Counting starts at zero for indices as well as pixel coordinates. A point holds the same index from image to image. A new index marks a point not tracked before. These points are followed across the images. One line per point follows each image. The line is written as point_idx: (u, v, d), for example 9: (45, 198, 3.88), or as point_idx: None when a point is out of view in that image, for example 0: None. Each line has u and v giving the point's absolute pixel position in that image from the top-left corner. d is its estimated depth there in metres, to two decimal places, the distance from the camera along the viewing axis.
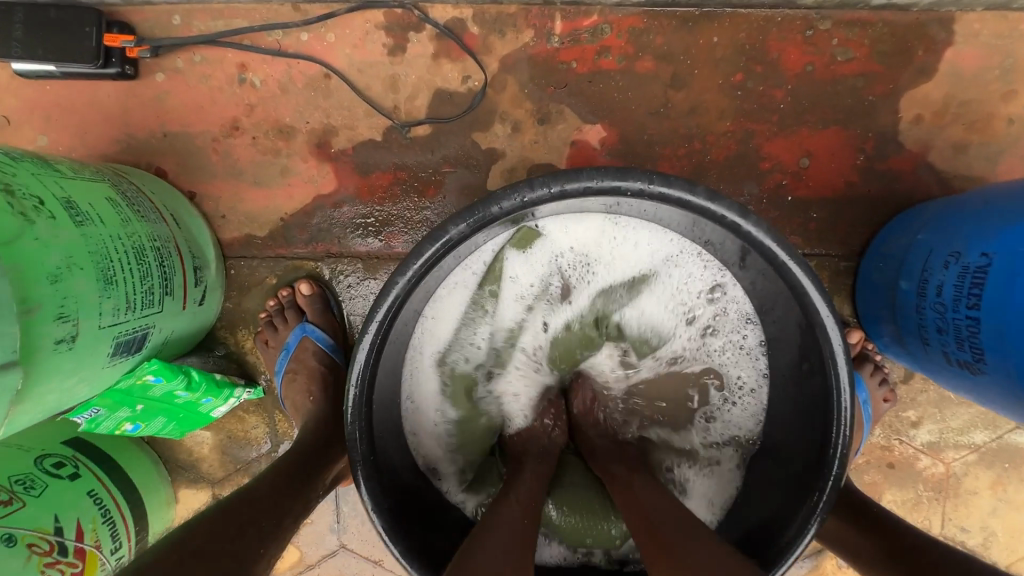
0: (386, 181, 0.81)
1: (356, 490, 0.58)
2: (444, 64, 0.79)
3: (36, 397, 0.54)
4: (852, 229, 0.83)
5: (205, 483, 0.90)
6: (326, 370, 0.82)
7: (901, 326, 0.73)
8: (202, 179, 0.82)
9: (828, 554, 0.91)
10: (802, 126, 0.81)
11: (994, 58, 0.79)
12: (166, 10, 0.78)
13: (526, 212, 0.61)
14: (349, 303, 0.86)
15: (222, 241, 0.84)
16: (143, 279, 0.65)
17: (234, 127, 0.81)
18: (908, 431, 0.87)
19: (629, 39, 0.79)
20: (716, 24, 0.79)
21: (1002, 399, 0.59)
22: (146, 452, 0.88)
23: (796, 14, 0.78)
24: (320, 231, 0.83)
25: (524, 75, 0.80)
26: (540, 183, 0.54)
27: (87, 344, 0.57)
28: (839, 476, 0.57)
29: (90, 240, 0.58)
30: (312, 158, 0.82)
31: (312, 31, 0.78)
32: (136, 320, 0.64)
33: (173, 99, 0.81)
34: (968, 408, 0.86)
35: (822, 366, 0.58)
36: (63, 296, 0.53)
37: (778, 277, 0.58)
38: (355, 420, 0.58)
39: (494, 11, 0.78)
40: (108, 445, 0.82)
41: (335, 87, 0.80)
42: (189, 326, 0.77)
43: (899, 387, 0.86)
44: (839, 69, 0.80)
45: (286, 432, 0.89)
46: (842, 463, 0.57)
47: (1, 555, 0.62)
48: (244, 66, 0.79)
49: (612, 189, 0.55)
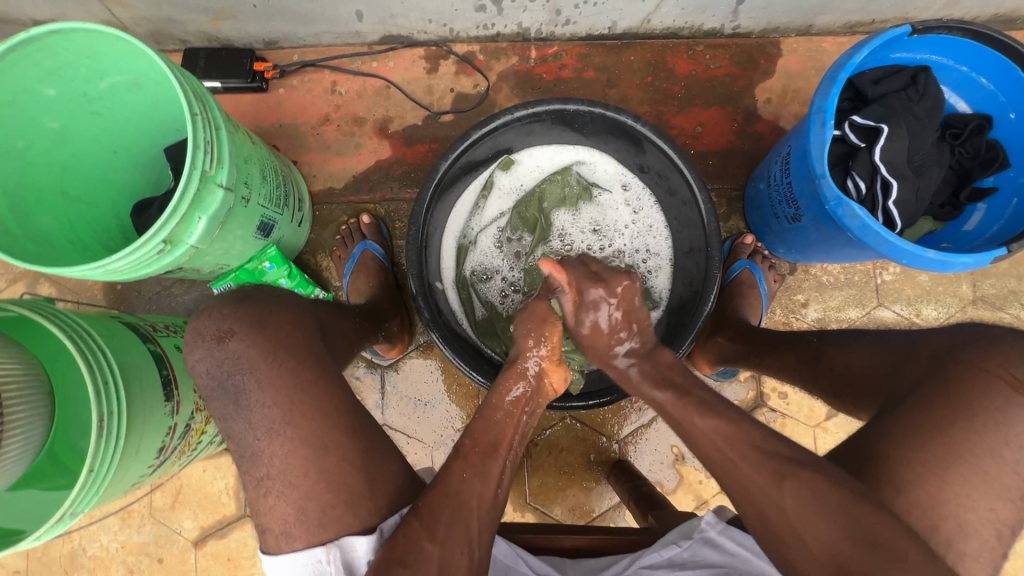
0: (424, 149, 1.25)
1: (414, 293, 0.92)
2: (462, 77, 1.25)
3: (227, 230, 0.91)
4: (737, 170, 1.24)
5: (357, 368, 1.21)
6: (382, 271, 1.17)
7: (767, 216, 1.10)
8: (304, 152, 1.25)
9: (758, 411, 1.18)
10: (694, 107, 1.24)
11: (811, 63, 1.24)
12: (290, 52, 1.26)
13: (513, 134, 1.03)
14: (397, 231, 1.25)
15: (313, 192, 1.25)
16: (279, 188, 1.04)
17: (326, 119, 1.25)
18: (800, 310, 1.20)
19: (579, 59, 1.25)
20: (631, 49, 1.25)
21: (819, 229, 0.94)
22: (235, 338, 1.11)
23: (681, 41, 1.24)
24: (378, 183, 1.25)
25: (513, 83, 1.25)
26: (522, 106, 0.95)
27: (251, 209, 0.95)
28: (716, 276, 0.91)
29: (259, 152, 0.98)
30: (375, 136, 1.25)
31: (379, 61, 1.25)
32: (271, 211, 1.02)
33: (288, 103, 1.26)
34: (840, 291, 1.20)
35: (695, 219, 0.98)
36: (248, 171, 0.92)
37: (664, 160, 0.97)
38: (414, 252, 0.94)
39: (493, 46, 1.25)
40: None
41: (392, 93, 1.25)
42: (292, 238, 1.16)
43: (788, 277, 1.21)
44: (713, 73, 1.24)
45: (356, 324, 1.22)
46: (719, 264, 0.91)
47: (175, 354, 0.94)
48: (336, 82, 1.25)
49: (561, 109, 0.96)
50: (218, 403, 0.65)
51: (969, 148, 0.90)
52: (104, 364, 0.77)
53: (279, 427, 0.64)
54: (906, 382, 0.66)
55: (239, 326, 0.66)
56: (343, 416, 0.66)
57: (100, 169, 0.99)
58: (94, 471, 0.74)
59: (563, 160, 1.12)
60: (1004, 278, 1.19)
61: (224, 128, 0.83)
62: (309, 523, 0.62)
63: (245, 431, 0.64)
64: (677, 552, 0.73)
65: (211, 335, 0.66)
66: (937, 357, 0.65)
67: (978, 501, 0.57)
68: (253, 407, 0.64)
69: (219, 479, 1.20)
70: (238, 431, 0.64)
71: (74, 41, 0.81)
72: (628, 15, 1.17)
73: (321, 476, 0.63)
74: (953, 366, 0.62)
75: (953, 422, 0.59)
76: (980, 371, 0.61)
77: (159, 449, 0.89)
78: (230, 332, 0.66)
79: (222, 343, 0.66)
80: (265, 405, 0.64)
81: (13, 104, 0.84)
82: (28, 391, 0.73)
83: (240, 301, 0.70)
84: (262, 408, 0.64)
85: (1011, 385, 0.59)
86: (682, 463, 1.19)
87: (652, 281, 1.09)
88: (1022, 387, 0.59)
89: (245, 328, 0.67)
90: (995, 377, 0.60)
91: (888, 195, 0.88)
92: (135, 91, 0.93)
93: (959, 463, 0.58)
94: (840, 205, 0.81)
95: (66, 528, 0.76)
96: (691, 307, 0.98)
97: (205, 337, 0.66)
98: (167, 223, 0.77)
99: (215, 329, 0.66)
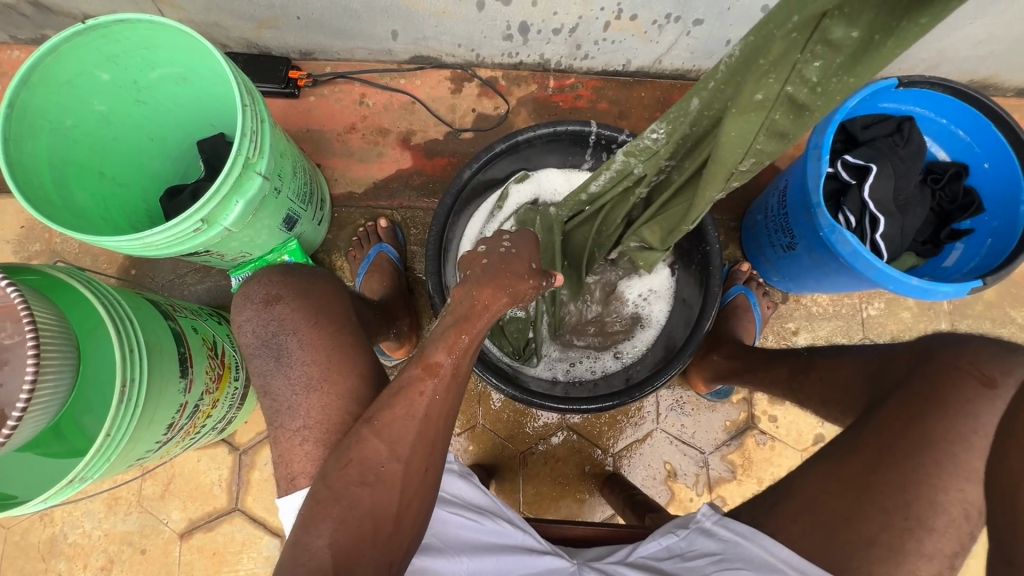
0: (444, 162, 1.32)
1: (431, 292, 0.97)
2: (484, 100, 1.33)
3: (257, 218, 0.95)
4: (735, 202, 1.32)
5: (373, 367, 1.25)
6: (395, 273, 1.22)
7: (763, 245, 1.18)
8: (327, 157, 1.31)
9: (749, 433, 1.22)
10: None
11: None
12: (324, 64, 1.33)
13: (531, 150, 1.09)
14: (411, 237, 1.31)
15: (334, 195, 1.31)
16: (307, 185, 1.09)
17: (352, 128, 1.32)
18: (791, 337, 1.27)
19: (594, 92, 1.34)
20: (642, 86, 1.35)
21: (814, 257, 1.01)
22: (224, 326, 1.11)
23: (688, 83, 1.35)
24: (397, 192, 1.31)
25: (531, 108, 1.34)
26: (545, 125, 1.02)
27: (281, 200, 0.99)
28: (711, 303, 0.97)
29: (293, 149, 1.03)
30: (398, 147, 1.32)
31: (407, 78, 1.33)
32: (298, 205, 1.07)
33: (318, 110, 1.32)
34: (828, 322, 1.27)
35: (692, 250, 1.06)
36: (283, 164, 0.97)
37: None
38: (434, 253, 0.98)
39: (514, 73, 1.34)
40: (216, 313, 1.13)
41: (417, 109, 1.32)
42: (312, 236, 1.20)
43: (781, 305, 1.28)
44: None
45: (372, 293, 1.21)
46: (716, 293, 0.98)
47: (192, 333, 0.97)
48: (364, 95, 1.33)
49: (582, 131, 1.03)
50: (258, 359, 0.77)
51: (948, 192, 1.00)
52: (130, 330, 0.79)
53: (301, 393, 0.74)
54: (887, 382, 0.71)
55: (286, 293, 0.80)
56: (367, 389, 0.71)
57: (137, 155, 1.04)
58: (110, 436, 0.75)
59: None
60: (980, 320, 1.26)
61: (268, 121, 0.89)
62: (345, 483, 0.66)
63: (273, 391, 0.75)
64: (675, 541, 0.75)
65: (262, 298, 0.79)
66: (917, 357, 0.69)
67: (951, 481, 0.60)
68: (293, 364, 0.76)
69: (212, 470, 1.19)
70: (276, 386, 0.76)
71: (138, 34, 0.87)
72: (642, 54, 1.26)
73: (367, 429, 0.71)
74: (925, 364, 0.66)
75: (927, 413, 0.63)
76: (951, 369, 0.64)
77: (168, 426, 0.90)
78: (279, 297, 0.80)
79: (271, 306, 0.79)
80: (296, 369, 0.75)
81: (68, 84, 0.88)
82: (60, 353, 0.75)
83: (287, 273, 0.83)
84: (301, 365, 0.76)
85: (982, 381, 0.61)
86: (675, 479, 1.21)
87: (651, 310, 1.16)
88: (993, 383, 0.60)
89: (289, 294, 0.80)
90: (964, 373, 0.62)
91: (877, 229, 0.96)
92: (181, 83, 0.99)
93: (948, 453, 0.61)
94: (834, 233, 0.89)
95: (69, 496, 0.76)
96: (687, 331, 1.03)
97: (254, 301, 0.80)
98: (209, 202, 0.81)
99: (264, 294, 0.80)
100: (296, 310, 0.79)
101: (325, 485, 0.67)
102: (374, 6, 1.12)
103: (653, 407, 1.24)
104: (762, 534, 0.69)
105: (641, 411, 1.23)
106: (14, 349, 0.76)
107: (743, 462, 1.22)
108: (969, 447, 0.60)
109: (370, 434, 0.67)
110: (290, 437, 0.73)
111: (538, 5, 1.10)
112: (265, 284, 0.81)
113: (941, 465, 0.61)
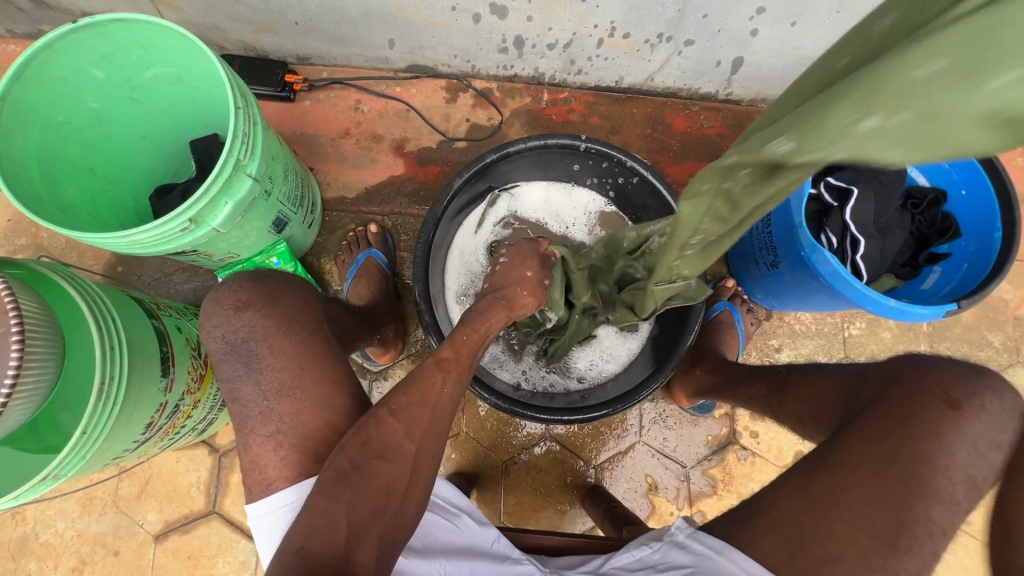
0: (436, 170, 1.33)
1: (418, 297, 0.97)
2: (478, 110, 1.35)
3: (246, 220, 0.95)
4: None
5: (359, 372, 1.25)
6: (384, 278, 1.23)
7: (748, 263, 1.19)
8: (320, 161, 1.32)
9: (730, 448, 1.23)
10: (687, 160, 1.36)
11: None
12: (320, 69, 1.34)
13: (521, 161, 1.10)
14: (401, 243, 1.31)
15: (326, 199, 1.32)
16: (298, 189, 1.10)
17: (346, 133, 1.33)
18: (773, 354, 1.28)
19: (587, 106, 1.36)
20: (634, 103, 1.37)
21: (796, 277, 1.03)
22: None
23: (679, 102, 1.37)
24: (388, 197, 1.32)
25: (525, 120, 1.35)
26: (536, 137, 1.04)
27: (272, 202, 1.00)
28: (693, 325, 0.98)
29: (285, 152, 1.03)
30: (391, 154, 1.33)
31: (402, 86, 1.34)
32: (289, 209, 1.07)
33: (312, 114, 1.33)
34: (811, 340, 1.28)
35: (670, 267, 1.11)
36: (275, 166, 0.97)
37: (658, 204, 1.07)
38: (422, 259, 0.99)
39: (509, 85, 1.36)
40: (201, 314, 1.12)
41: (412, 116, 1.34)
42: (302, 239, 1.21)
43: (764, 322, 1.30)
44: (706, 132, 1.37)
45: (359, 297, 1.21)
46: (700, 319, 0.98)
47: (176, 333, 0.96)
48: (360, 101, 1.34)
49: (571, 144, 1.04)
50: (236, 361, 0.77)
51: (927, 217, 1.02)
52: (113, 328, 0.79)
53: (282, 395, 0.74)
54: (858, 401, 0.73)
55: (256, 299, 0.79)
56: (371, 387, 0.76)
57: (127, 152, 1.05)
58: (87, 434, 0.74)
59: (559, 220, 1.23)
60: (958, 342, 1.28)
61: (261, 125, 0.90)
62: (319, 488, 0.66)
63: (253, 392, 0.75)
64: (648, 553, 0.76)
65: (231, 304, 0.78)
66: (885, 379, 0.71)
67: (917, 502, 0.62)
68: (264, 370, 0.75)
69: (191, 471, 1.18)
70: (270, 382, 0.75)
71: (135, 33, 0.88)
72: (634, 72, 1.28)
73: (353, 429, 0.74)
74: (896, 387, 0.68)
75: (897, 434, 0.64)
76: (915, 390, 0.66)
77: (146, 426, 0.89)
78: (249, 303, 0.79)
79: (240, 313, 0.78)
80: (277, 370, 0.76)
81: (62, 80, 0.88)
82: (46, 348, 0.75)
83: (257, 279, 0.83)
84: (271, 371, 0.75)
85: (946, 403, 0.64)
86: (656, 493, 1.22)
87: (620, 348, 1.17)
88: (957, 405, 0.63)
89: (259, 300, 0.79)
90: (930, 395, 0.65)
91: (857, 251, 0.98)
92: (175, 84, 0.99)
93: (914, 472, 0.62)
94: (814, 253, 0.90)
95: (41, 494, 0.75)
96: (668, 348, 1.04)
97: (224, 306, 0.79)
98: (197, 203, 0.81)
99: (233, 300, 0.79)
100: (264, 316, 0.78)
101: (345, 456, 0.67)
102: (371, 14, 1.14)
103: (637, 419, 1.24)
104: (733, 549, 0.69)
105: (624, 424, 1.24)
106: None
107: (724, 477, 1.22)
108: (934, 467, 0.62)
109: (386, 416, 0.69)
110: (271, 440, 0.73)
111: (534, 20, 1.12)
112: (234, 290, 0.80)
113: (906, 484, 0.62)
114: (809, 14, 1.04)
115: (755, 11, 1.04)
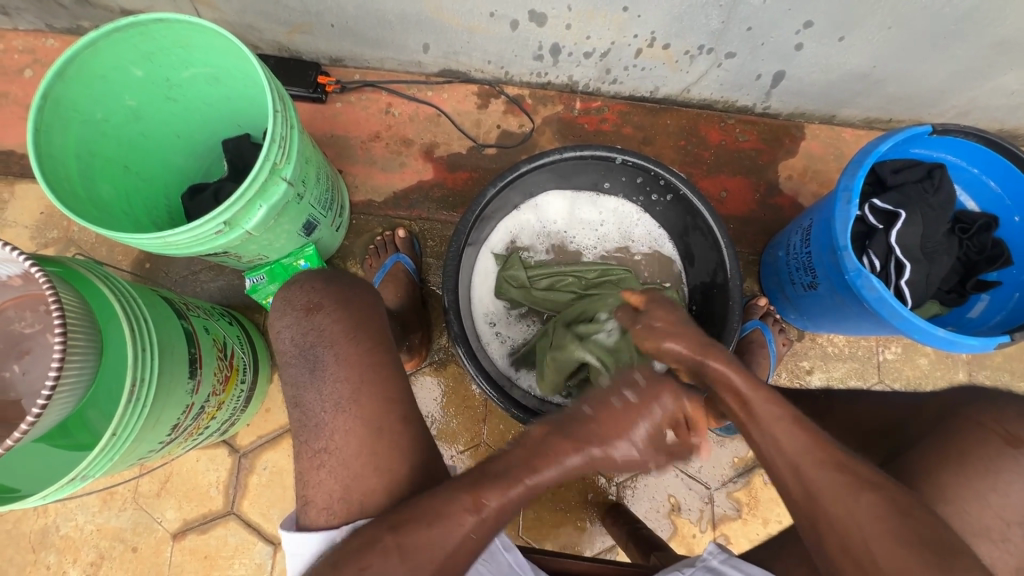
0: (465, 177, 1.32)
1: (447, 307, 0.96)
2: (509, 116, 1.33)
3: (278, 223, 0.95)
4: (755, 237, 1.31)
5: None
6: (411, 284, 1.21)
7: (783, 281, 1.16)
8: (350, 163, 1.32)
9: (757, 471, 1.20)
10: (721, 173, 1.33)
11: (831, 149, 1.34)
12: (353, 71, 1.34)
13: (553, 171, 1.08)
14: (427, 249, 1.30)
15: (354, 202, 1.31)
16: (328, 193, 1.09)
17: (376, 136, 1.32)
18: (805, 376, 1.25)
19: (620, 116, 1.34)
20: (668, 114, 1.35)
21: (834, 298, 0.99)
22: (233, 325, 1.10)
23: (714, 114, 1.34)
24: (417, 202, 1.31)
25: (557, 129, 1.34)
26: (572, 148, 1.01)
27: (304, 205, 0.99)
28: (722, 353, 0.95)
29: (318, 156, 1.03)
30: (421, 158, 1.32)
31: (434, 91, 1.33)
32: (319, 212, 1.07)
33: (343, 116, 1.33)
34: (843, 363, 1.25)
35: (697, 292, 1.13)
36: (309, 170, 0.97)
37: (692, 218, 1.05)
38: (452, 269, 0.97)
39: (542, 93, 1.34)
40: (225, 312, 1.12)
41: (443, 122, 1.33)
42: (329, 242, 1.20)
43: (796, 343, 1.26)
44: (741, 145, 1.34)
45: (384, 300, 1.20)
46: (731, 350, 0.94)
47: (203, 334, 0.96)
48: (391, 104, 1.33)
49: (607, 156, 1.02)
50: None
51: (976, 243, 0.98)
52: (146, 329, 0.79)
53: (311, 406, 0.74)
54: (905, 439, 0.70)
55: (327, 302, 0.79)
56: (401, 404, 0.75)
57: (162, 151, 1.05)
58: (116, 435, 0.74)
59: (586, 226, 1.21)
60: (999, 371, 1.24)
61: (298, 128, 0.89)
62: None
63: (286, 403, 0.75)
64: None
65: (303, 305, 0.78)
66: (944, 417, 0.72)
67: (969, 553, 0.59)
68: (339, 375, 0.74)
69: (210, 471, 1.17)
70: (316, 395, 0.74)
71: (175, 34, 0.88)
72: (671, 83, 1.25)
73: (382, 443, 0.72)
74: (955, 422, 0.69)
75: None
76: (977, 426, 0.67)
77: (172, 427, 0.88)
78: (320, 306, 0.79)
79: (313, 315, 0.78)
80: (308, 382, 0.75)
81: (102, 78, 0.89)
82: (85, 347, 0.74)
83: (330, 279, 0.83)
84: (348, 377, 0.74)
85: (1005, 440, 0.65)
86: (678, 514, 1.19)
87: None
88: (1016, 442, 0.65)
89: (331, 302, 0.79)
90: (990, 431, 0.66)
91: (901, 276, 0.95)
92: (211, 84, 0.99)
93: None
94: (859, 277, 0.87)
95: (68, 494, 0.74)
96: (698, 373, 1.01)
97: (294, 307, 0.79)
98: (232, 207, 0.81)
99: (305, 300, 0.79)
100: (333, 320, 0.77)
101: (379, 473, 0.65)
102: (408, 18, 1.13)
103: None
104: None
105: None
106: (36, 339, 0.79)
107: (749, 500, 1.19)
108: None
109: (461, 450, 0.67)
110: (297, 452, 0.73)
111: (572, 28, 1.10)
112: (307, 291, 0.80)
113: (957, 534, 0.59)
114: (858, 30, 1.01)
115: (802, 25, 1.02)
